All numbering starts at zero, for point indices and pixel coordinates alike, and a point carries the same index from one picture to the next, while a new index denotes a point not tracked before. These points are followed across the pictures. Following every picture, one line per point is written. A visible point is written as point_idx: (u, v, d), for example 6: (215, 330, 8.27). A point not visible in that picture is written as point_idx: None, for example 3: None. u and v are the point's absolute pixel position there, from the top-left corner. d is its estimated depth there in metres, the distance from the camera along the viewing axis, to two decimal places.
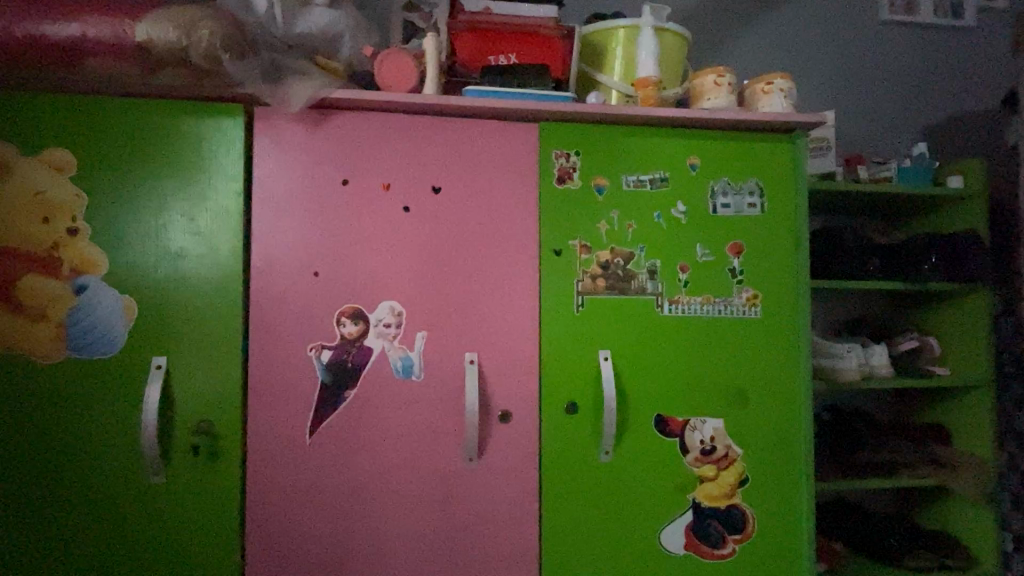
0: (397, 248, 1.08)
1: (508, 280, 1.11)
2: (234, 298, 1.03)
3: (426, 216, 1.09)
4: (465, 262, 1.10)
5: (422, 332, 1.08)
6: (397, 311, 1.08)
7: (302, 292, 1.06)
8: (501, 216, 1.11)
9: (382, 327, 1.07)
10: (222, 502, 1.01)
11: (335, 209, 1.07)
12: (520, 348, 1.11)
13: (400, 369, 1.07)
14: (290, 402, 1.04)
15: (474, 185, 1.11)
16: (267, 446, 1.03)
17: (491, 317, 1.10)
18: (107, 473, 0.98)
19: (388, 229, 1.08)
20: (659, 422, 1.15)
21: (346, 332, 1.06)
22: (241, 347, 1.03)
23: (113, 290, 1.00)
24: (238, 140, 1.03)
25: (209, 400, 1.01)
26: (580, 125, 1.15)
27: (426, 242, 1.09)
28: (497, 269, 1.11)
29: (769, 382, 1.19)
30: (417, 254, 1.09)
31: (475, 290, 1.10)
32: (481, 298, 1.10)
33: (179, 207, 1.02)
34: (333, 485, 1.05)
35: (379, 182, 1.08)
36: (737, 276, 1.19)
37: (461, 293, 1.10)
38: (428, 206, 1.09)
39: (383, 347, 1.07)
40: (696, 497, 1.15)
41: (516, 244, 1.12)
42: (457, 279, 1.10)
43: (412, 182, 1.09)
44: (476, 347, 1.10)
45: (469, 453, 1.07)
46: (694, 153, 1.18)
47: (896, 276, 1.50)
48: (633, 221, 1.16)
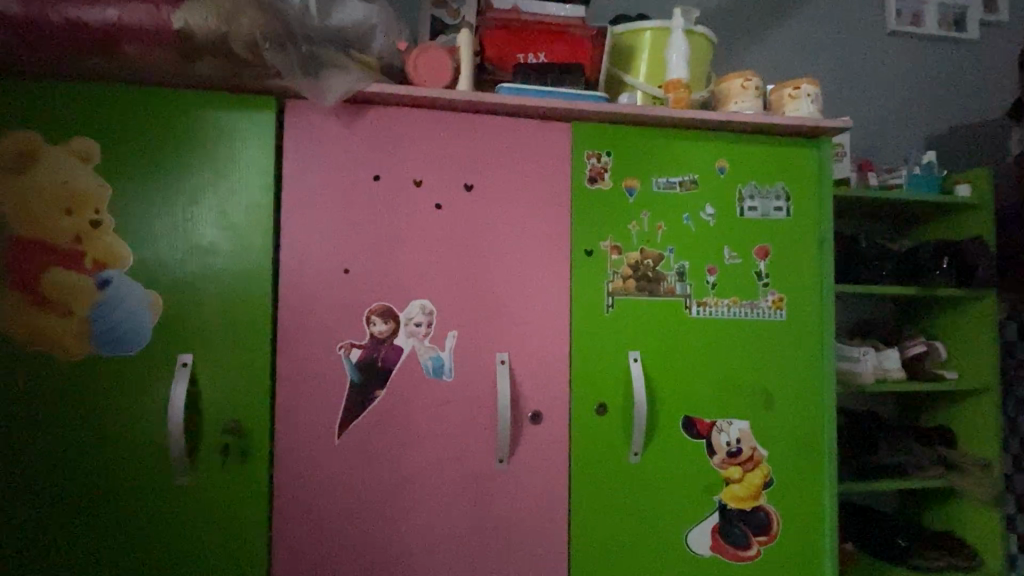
0: (429, 246, 1.07)
1: (541, 280, 1.10)
2: (264, 295, 1.01)
3: (459, 214, 1.08)
4: (497, 261, 1.09)
5: (453, 332, 1.07)
6: (428, 309, 1.06)
7: (333, 290, 1.03)
8: (533, 216, 1.11)
9: (412, 326, 1.06)
10: (250, 503, 0.99)
11: (367, 206, 1.05)
12: (552, 349, 1.10)
13: (431, 369, 1.06)
14: (318, 402, 1.02)
15: (507, 184, 1.10)
16: (295, 447, 1.01)
17: (523, 317, 1.09)
18: (131, 475, 0.94)
19: (420, 227, 1.07)
20: (687, 423, 1.15)
21: (377, 330, 1.04)
22: (271, 345, 1.01)
23: (137, 285, 0.96)
24: (269, 133, 1.02)
25: (237, 399, 0.99)
26: (611, 125, 1.15)
27: (458, 240, 1.08)
28: (529, 269, 1.10)
29: (794, 384, 1.19)
30: (450, 253, 1.07)
31: (507, 290, 1.09)
32: (513, 298, 1.09)
33: (208, 200, 1.00)
34: (362, 487, 1.03)
35: (411, 179, 1.07)
36: (764, 279, 1.19)
37: (493, 292, 1.08)
38: (460, 205, 1.08)
39: (413, 347, 1.05)
40: (722, 499, 1.16)
41: (548, 244, 1.11)
42: (489, 279, 1.08)
43: (444, 179, 1.08)
44: (508, 347, 1.09)
45: (501, 454, 1.06)
46: (723, 156, 1.19)
47: (908, 281, 1.52)
48: (663, 223, 1.16)
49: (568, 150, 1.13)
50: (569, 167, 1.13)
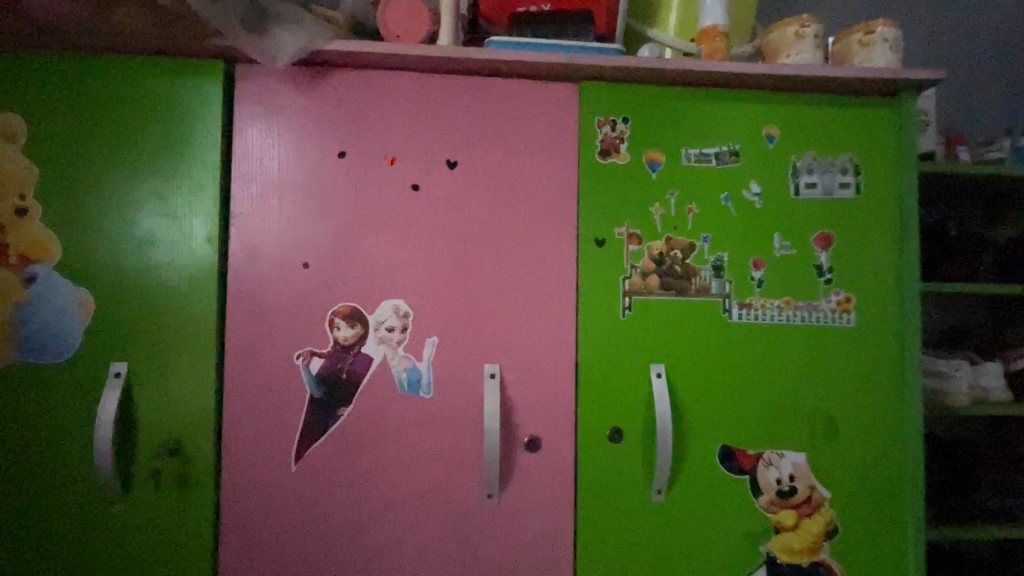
0: (404, 235, 0.89)
1: (540, 276, 0.91)
2: (210, 293, 0.86)
3: (440, 198, 0.90)
4: (486, 254, 0.90)
5: (433, 339, 0.89)
6: (403, 312, 0.88)
7: (290, 288, 0.87)
8: (530, 198, 0.91)
9: (384, 331, 0.88)
10: (193, 539, 0.84)
11: (330, 188, 0.89)
12: (553, 360, 0.90)
13: (406, 383, 0.88)
14: (272, 421, 0.86)
15: (499, 160, 0.91)
16: (245, 474, 0.85)
17: (518, 321, 0.90)
18: (57, 502, 0.82)
19: (393, 213, 0.89)
20: (725, 454, 0.92)
21: (341, 336, 0.88)
22: (218, 353, 0.86)
23: (68, 283, 0.83)
24: (217, 104, 0.87)
25: (178, 417, 0.84)
26: (629, 86, 0.94)
27: (440, 229, 0.90)
28: (525, 263, 0.90)
29: (866, 408, 0.94)
30: (428, 243, 0.89)
31: (499, 288, 0.90)
32: (505, 298, 0.90)
33: (147, 184, 0.85)
34: (322, 523, 0.87)
35: (383, 156, 0.90)
36: (826, 274, 0.95)
37: (481, 291, 0.90)
38: (442, 186, 0.90)
39: (385, 356, 0.88)
40: (771, 550, 0.92)
41: (549, 233, 0.91)
42: (476, 274, 0.90)
43: (423, 156, 0.90)
44: (499, 358, 0.89)
45: (490, 489, 0.87)
46: (772, 120, 0.95)
47: (1015, 278, 1.22)
48: (695, 205, 0.93)
49: (573, 118, 0.93)
50: (575, 139, 0.93)
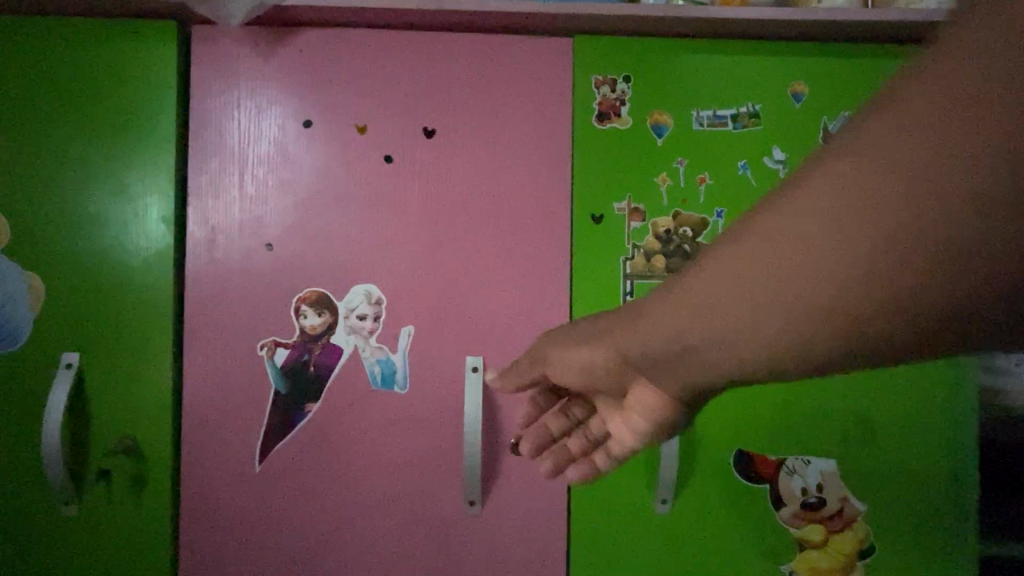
0: (376, 213, 0.80)
1: (528, 257, 0.80)
2: (166, 278, 0.78)
3: (416, 170, 0.80)
4: (467, 232, 0.80)
5: (408, 328, 0.80)
6: (375, 298, 0.80)
7: (251, 271, 0.79)
8: (516, 169, 0.81)
9: (355, 319, 0.79)
10: (151, 542, 0.78)
11: (294, 159, 0.80)
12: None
13: (378, 377, 0.79)
14: (233, 417, 0.79)
15: (481, 126, 0.81)
16: (207, 474, 0.79)
17: (504, 308, 0.80)
18: (11, 499, 0.77)
19: (364, 188, 0.80)
20: (741, 460, 0.81)
21: (307, 325, 0.79)
22: (177, 343, 0.79)
23: (15, 266, 0.77)
24: (173, 71, 0.79)
25: (134, 412, 0.78)
26: (632, 39, 0.82)
27: (416, 205, 0.80)
28: (512, 242, 0.80)
29: (908, 413, 0.81)
30: (403, 221, 0.80)
31: (481, 271, 0.80)
32: (489, 282, 0.80)
33: (98, 159, 0.78)
34: (288, 529, 0.79)
35: (353, 123, 0.80)
36: None
37: (461, 274, 0.80)
38: (418, 157, 0.80)
39: (355, 347, 0.79)
40: (794, 570, 0.81)
41: (538, 208, 0.80)
42: (456, 255, 0.80)
43: (396, 123, 0.80)
44: (482, 350, 0.80)
45: (471, 496, 0.78)
46: (800, 75, 0.82)
47: None
48: (708, 175, 0.82)
49: (567, 78, 0.81)
50: (569, 101, 0.81)
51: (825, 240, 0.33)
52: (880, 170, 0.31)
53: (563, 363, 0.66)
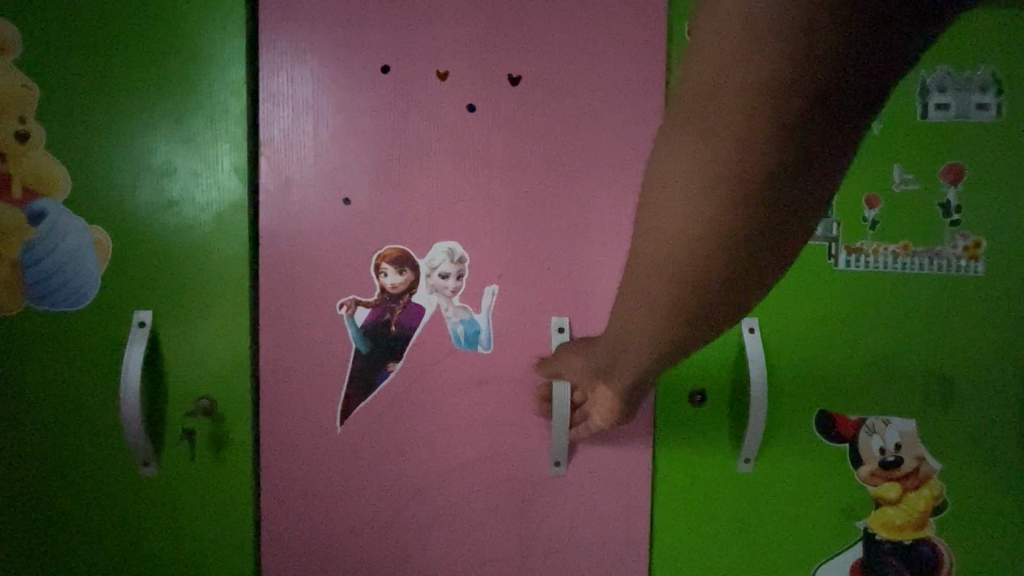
0: (457, 166, 0.76)
1: (616, 215, 0.77)
2: (239, 233, 0.75)
3: (501, 121, 0.76)
4: (554, 189, 0.77)
5: (492, 287, 0.77)
6: (458, 256, 0.77)
7: (328, 227, 0.76)
8: (606, 122, 0.77)
9: (436, 277, 0.77)
10: (235, 502, 0.77)
11: (373, 108, 0.76)
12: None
13: (462, 338, 0.77)
14: (312, 379, 0.77)
15: (569, 74, 0.76)
16: (289, 436, 0.77)
17: (591, 266, 0.77)
18: (89, 459, 0.75)
19: (447, 140, 0.76)
20: (822, 420, 0.81)
21: (388, 284, 0.77)
22: (253, 302, 0.76)
23: (79, 220, 0.73)
24: (240, 9, 0.73)
25: (211, 372, 0.75)
26: None
27: (502, 160, 0.76)
28: (602, 197, 0.77)
29: (993, 376, 0.80)
30: (487, 177, 0.76)
31: (568, 230, 0.77)
32: (575, 241, 0.77)
33: (162, 106, 0.73)
34: (370, 492, 0.78)
35: (433, 69, 0.76)
36: (953, 214, 0.80)
37: (546, 233, 0.77)
38: (503, 108, 0.76)
39: (438, 307, 0.77)
40: (868, 526, 0.82)
41: (628, 163, 0.77)
42: (542, 212, 0.77)
43: (479, 69, 0.76)
44: (568, 311, 0.78)
45: (557, 458, 0.77)
46: None
47: None
48: None
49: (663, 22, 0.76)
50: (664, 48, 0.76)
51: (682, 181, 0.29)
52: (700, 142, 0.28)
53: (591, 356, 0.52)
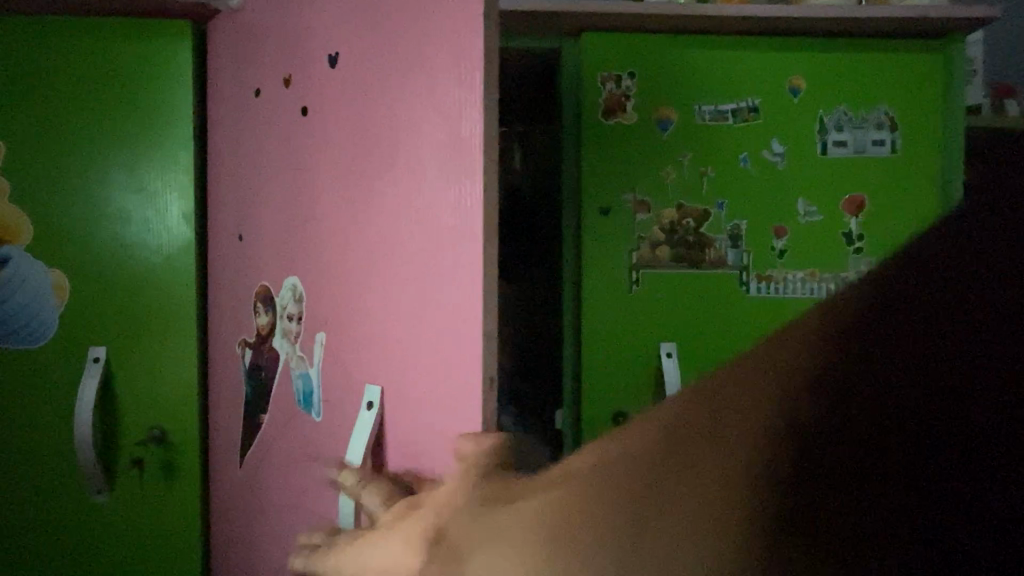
0: (299, 179, 0.68)
1: (423, 234, 0.52)
2: (189, 273, 0.82)
3: (330, 129, 0.63)
4: (370, 199, 0.58)
5: (321, 335, 0.67)
6: (298, 295, 0.70)
7: (242, 263, 0.78)
8: (418, 81, 0.52)
9: (286, 320, 0.72)
10: (183, 523, 0.82)
11: (260, 133, 0.75)
12: (457, 371, 0.49)
13: (302, 393, 0.69)
14: (241, 410, 0.80)
15: (379, 34, 0.56)
16: (226, 462, 0.81)
17: (403, 308, 0.55)
18: (43, 491, 0.80)
19: (295, 156, 0.69)
20: None
21: (259, 325, 0.76)
22: (199, 335, 0.82)
23: (39, 264, 0.79)
24: (189, 69, 0.81)
25: (160, 402, 0.81)
26: (630, 34, 0.84)
27: (339, 184, 0.63)
28: (409, 201, 0.54)
29: None
30: (323, 187, 0.65)
31: (384, 252, 0.57)
32: (399, 249, 0.56)
33: (117, 159, 0.80)
34: (274, 544, 0.73)
35: (281, 77, 0.71)
36: (855, 240, 0.85)
37: (375, 239, 0.59)
38: (328, 101, 0.64)
39: (287, 354, 0.72)
40: None
41: (432, 141, 0.51)
42: (367, 216, 0.60)
43: (315, 73, 0.66)
44: (382, 379, 0.58)
45: None
46: (799, 71, 0.85)
47: None
48: (711, 167, 0.85)
49: None
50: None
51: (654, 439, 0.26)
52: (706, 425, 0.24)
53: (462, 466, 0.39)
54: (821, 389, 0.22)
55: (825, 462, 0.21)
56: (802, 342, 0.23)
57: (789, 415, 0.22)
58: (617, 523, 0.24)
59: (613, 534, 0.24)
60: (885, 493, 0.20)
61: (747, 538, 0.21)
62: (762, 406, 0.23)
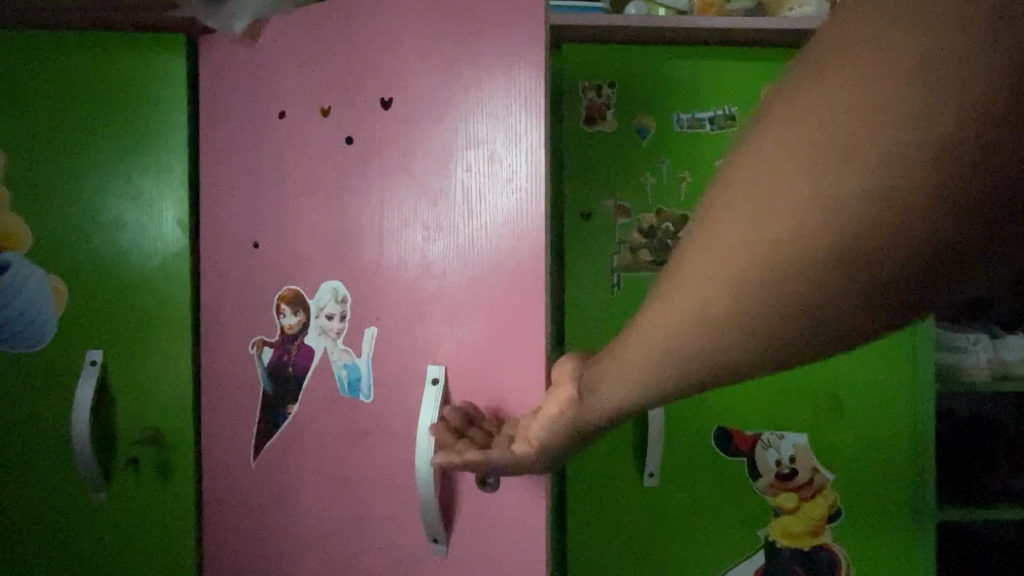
0: (328, 199, 0.75)
1: (489, 247, 0.66)
2: (184, 278, 0.83)
3: (380, 157, 0.71)
4: (422, 213, 0.69)
5: (372, 329, 0.72)
6: (342, 295, 0.74)
7: (238, 270, 0.81)
8: (479, 138, 0.66)
9: (325, 318, 0.75)
10: (178, 523, 0.84)
11: (264, 146, 0.78)
12: (525, 360, 0.65)
13: (346, 383, 0.74)
14: (233, 412, 0.81)
15: (441, 89, 0.68)
16: (218, 466, 0.82)
17: (460, 307, 0.68)
18: (44, 490, 0.82)
19: (328, 180, 0.75)
20: (720, 433, 0.88)
21: (286, 324, 0.78)
22: (194, 339, 0.84)
23: (39, 270, 0.81)
24: (184, 82, 0.83)
25: (158, 404, 0.83)
26: (610, 47, 0.87)
27: (384, 202, 0.71)
28: (469, 215, 0.67)
29: (880, 404, 0.89)
30: (365, 208, 0.72)
31: (436, 264, 0.69)
32: (465, 268, 0.67)
33: (116, 168, 0.83)
34: (281, 534, 0.78)
35: (317, 106, 0.75)
36: None
37: (437, 260, 0.69)
38: (378, 135, 0.72)
39: (326, 349, 0.75)
40: (769, 534, 0.88)
41: (495, 176, 0.65)
42: (428, 240, 0.69)
43: (351, 107, 0.73)
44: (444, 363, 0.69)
45: (432, 535, 0.68)
46: (773, 80, 0.87)
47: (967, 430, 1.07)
48: (688, 173, 0.87)
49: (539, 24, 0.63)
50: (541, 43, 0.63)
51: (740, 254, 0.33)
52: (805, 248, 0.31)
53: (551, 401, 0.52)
54: (921, 200, 0.28)
55: (923, 218, 0.28)
56: (878, 110, 0.29)
57: (944, 170, 0.28)
58: (725, 304, 0.35)
59: (726, 353, 0.36)
60: (958, 241, 0.29)
61: (894, 299, 0.32)
62: (905, 85, 0.28)
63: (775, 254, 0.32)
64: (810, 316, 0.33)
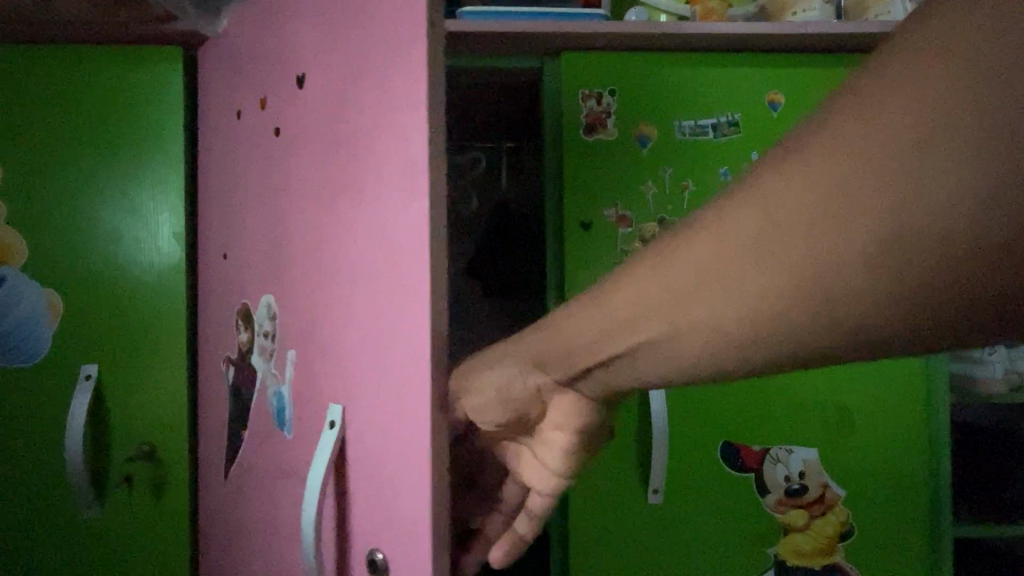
0: (270, 200, 0.68)
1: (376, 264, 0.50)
2: (178, 291, 0.83)
3: (295, 151, 0.62)
4: (325, 214, 0.57)
5: (292, 353, 0.65)
6: (273, 312, 0.69)
7: (223, 283, 0.79)
8: (372, 114, 0.50)
9: (264, 338, 0.71)
10: (171, 538, 0.82)
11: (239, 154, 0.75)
12: (407, 426, 0.47)
13: (276, 412, 0.67)
14: (221, 428, 0.80)
15: (340, 58, 0.54)
16: (211, 478, 0.82)
17: (356, 337, 0.54)
18: (37, 506, 0.81)
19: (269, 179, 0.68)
20: (727, 448, 0.86)
21: (240, 341, 0.76)
22: (189, 352, 0.84)
23: (34, 283, 0.81)
24: (180, 94, 0.83)
25: (150, 418, 0.82)
26: (610, 55, 0.86)
27: (296, 204, 0.62)
28: (361, 221, 0.52)
29: (892, 414, 0.86)
30: (290, 213, 0.63)
31: (336, 276, 0.56)
32: (360, 283, 0.53)
33: (110, 180, 0.82)
34: None
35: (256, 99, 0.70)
36: None
37: (345, 275, 0.54)
38: (296, 125, 0.62)
39: (264, 371, 0.70)
40: (778, 553, 0.85)
41: (380, 171, 0.49)
42: (331, 245, 0.57)
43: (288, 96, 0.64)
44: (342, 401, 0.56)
45: None
46: (776, 86, 0.86)
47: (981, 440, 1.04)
48: (691, 182, 0.86)
49: None
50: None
51: (752, 280, 0.32)
52: (808, 283, 0.30)
53: (553, 416, 0.45)
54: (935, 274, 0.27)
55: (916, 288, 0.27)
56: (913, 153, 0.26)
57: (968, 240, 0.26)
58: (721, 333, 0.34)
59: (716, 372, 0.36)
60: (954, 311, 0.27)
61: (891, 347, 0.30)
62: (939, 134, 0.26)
63: (781, 285, 0.31)
64: (838, 345, 0.31)
